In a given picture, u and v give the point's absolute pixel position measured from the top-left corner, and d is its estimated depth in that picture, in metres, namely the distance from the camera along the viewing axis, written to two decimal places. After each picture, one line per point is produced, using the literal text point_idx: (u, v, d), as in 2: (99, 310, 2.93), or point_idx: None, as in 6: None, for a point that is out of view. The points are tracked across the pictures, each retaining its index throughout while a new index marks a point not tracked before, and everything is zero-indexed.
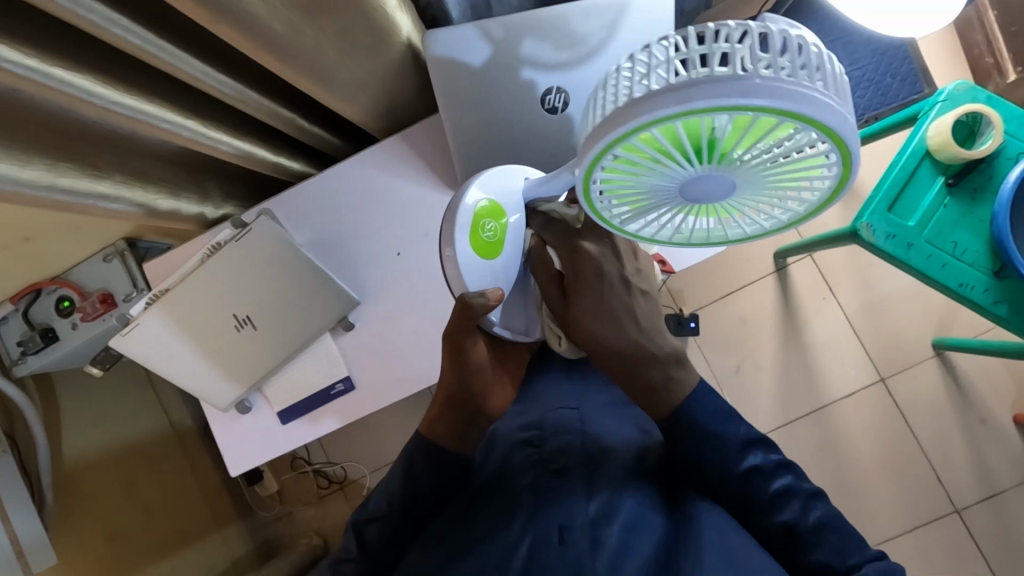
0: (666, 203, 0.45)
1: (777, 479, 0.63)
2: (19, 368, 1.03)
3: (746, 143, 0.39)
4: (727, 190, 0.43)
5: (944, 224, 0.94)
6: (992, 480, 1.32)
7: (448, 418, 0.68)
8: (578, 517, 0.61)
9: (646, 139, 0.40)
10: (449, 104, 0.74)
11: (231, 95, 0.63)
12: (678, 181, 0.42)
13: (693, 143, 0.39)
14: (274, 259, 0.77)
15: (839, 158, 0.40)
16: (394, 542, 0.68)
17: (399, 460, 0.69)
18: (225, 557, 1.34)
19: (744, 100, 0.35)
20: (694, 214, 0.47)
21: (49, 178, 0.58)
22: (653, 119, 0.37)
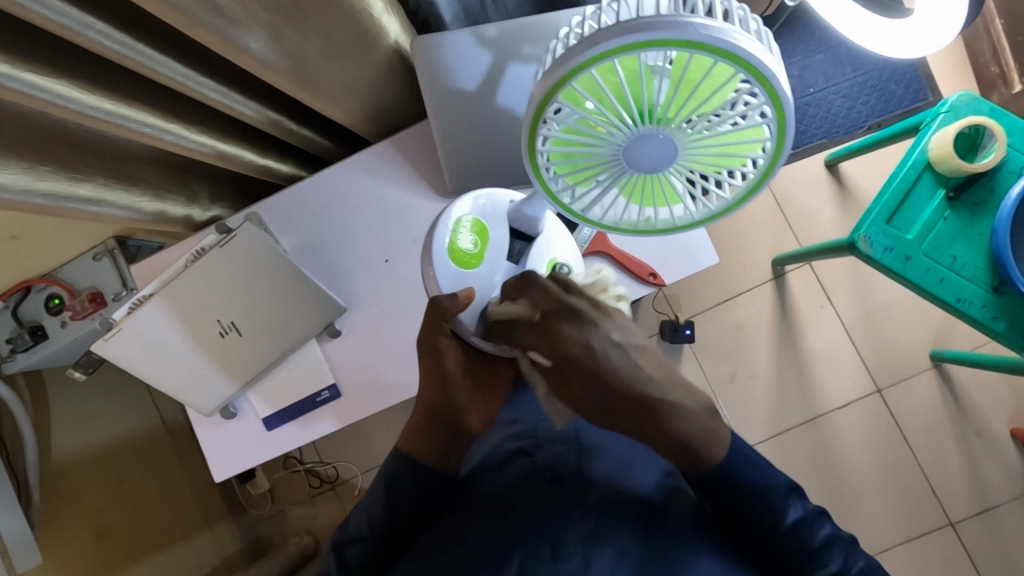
0: (617, 171, 0.47)
1: (819, 528, 0.60)
2: (7, 366, 1.02)
3: (680, 98, 0.41)
4: (674, 151, 0.44)
5: (943, 238, 0.93)
6: (987, 494, 1.30)
7: (431, 433, 0.69)
8: (572, 534, 0.54)
9: (585, 92, 0.42)
10: (437, 107, 0.74)
11: (213, 98, 0.62)
12: (625, 142, 0.44)
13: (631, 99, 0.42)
14: (259, 267, 0.76)
15: (771, 105, 0.41)
16: (379, 564, 0.66)
17: (382, 477, 0.69)
18: (215, 555, 1.34)
19: (661, 40, 0.38)
20: (642, 189, 0.49)
21: (26, 181, 0.57)
22: (588, 60, 0.39)
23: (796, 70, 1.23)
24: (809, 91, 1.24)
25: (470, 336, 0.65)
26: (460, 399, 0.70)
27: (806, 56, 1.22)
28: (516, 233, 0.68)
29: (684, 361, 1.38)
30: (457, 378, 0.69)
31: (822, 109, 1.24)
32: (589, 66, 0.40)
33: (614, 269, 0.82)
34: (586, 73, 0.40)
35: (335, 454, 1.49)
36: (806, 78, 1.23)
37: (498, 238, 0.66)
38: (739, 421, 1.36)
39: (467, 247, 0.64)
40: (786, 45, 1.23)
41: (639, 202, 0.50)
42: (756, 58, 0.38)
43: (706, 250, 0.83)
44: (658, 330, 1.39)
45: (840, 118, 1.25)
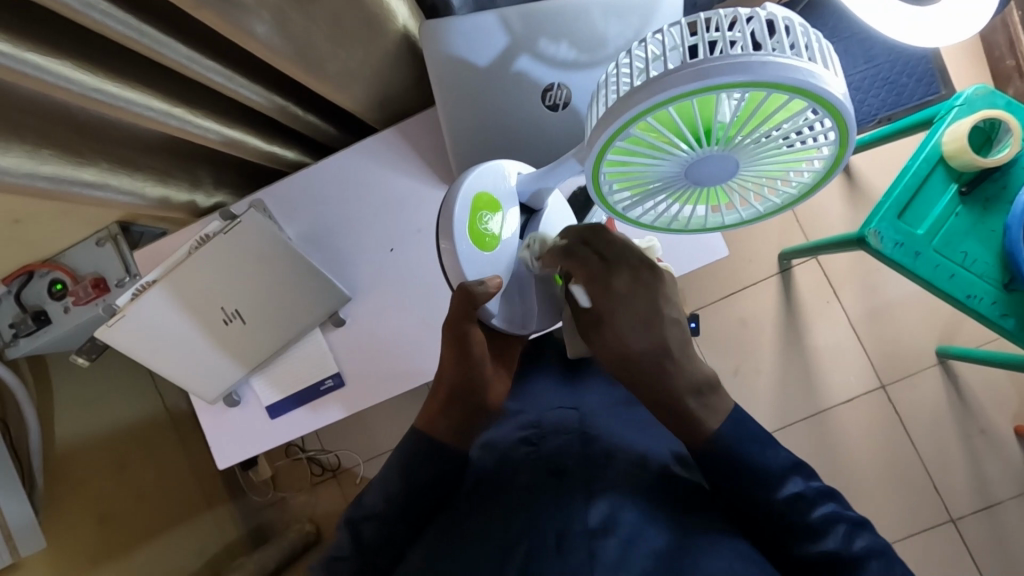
0: (673, 183, 0.48)
1: (820, 506, 0.56)
2: (12, 350, 1.02)
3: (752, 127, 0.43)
4: (733, 166, 0.46)
5: (954, 234, 0.92)
6: (989, 491, 1.30)
7: (451, 412, 0.67)
8: (577, 524, 0.53)
9: (663, 118, 0.43)
10: (445, 85, 0.72)
11: (219, 82, 0.61)
12: (686, 161, 0.45)
13: (701, 122, 0.43)
14: (263, 254, 0.75)
15: (826, 130, 0.43)
16: (392, 543, 0.64)
17: (398, 457, 0.66)
18: (216, 540, 1.35)
19: (761, 80, 0.38)
20: (690, 198, 0.51)
21: (29, 164, 0.57)
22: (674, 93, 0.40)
23: None
24: None
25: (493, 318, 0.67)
26: (479, 377, 0.68)
27: None
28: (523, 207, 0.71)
29: None
30: (478, 355, 0.67)
31: None
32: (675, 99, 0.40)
33: None
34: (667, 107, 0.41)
35: (337, 442, 1.49)
36: None
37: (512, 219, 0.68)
38: None
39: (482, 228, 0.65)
40: None
41: (688, 205, 0.52)
42: (834, 96, 0.40)
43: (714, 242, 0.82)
44: None
45: (852, 110, 1.23)
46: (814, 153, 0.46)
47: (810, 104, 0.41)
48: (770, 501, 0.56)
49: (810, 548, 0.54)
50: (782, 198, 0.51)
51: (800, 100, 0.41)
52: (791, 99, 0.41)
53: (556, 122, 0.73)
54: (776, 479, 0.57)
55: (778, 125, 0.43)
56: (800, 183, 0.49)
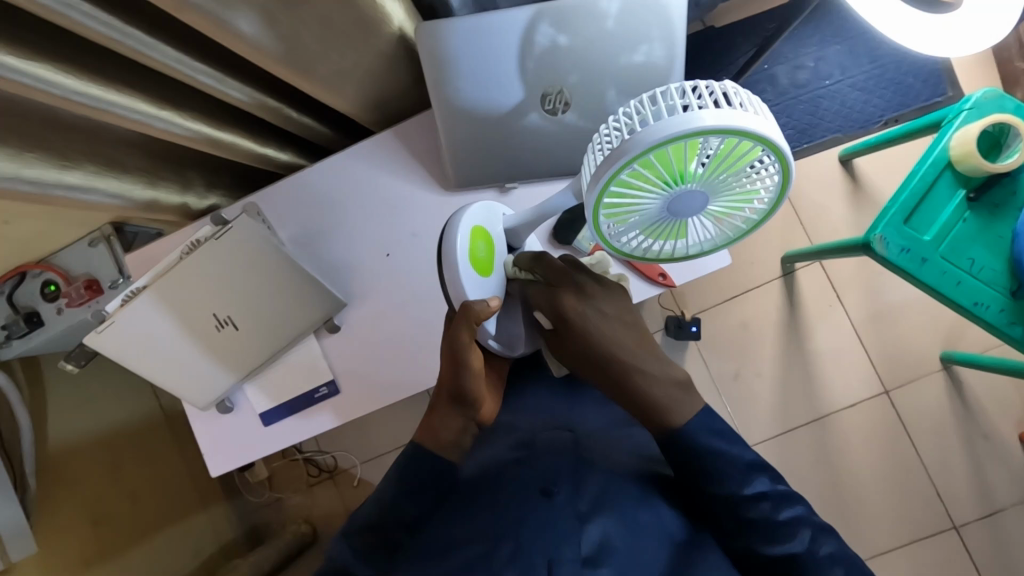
0: (651, 219, 0.51)
1: (786, 508, 0.56)
2: (3, 351, 1.01)
3: (718, 168, 0.47)
4: (703, 204, 0.50)
5: (961, 240, 0.90)
6: (992, 498, 1.29)
7: (449, 420, 0.64)
8: (567, 551, 0.53)
9: (651, 161, 0.46)
10: (442, 88, 0.70)
11: (207, 83, 0.60)
12: (665, 198, 0.49)
13: (681, 166, 0.47)
14: (256, 258, 0.74)
15: (778, 176, 0.48)
16: (382, 555, 0.60)
17: (392, 466, 0.64)
18: (212, 542, 1.34)
19: (733, 130, 0.43)
20: (661, 237, 0.54)
21: (13, 167, 0.55)
22: (662, 139, 0.44)
23: (811, 61, 1.22)
24: (824, 83, 1.23)
25: (488, 339, 0.67)
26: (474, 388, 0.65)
27: (822, 47, 1.22)
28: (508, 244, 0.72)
29: (689, 357, 1.37)
30: (473, 368, 0.63)
31: (836, 101, 1.24)
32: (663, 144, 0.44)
33: (621, 268, 0.81)
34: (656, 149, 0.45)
35: (334, 444, 1.48)
36: (823, 69, 1.23)
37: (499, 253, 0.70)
38: (743, 419, 1.35)
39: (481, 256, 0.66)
40: (805, 33, 1.22)
41: (658, 241, 0.55)
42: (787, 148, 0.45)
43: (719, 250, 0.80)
44: (663, 325, 1.37)
45: (857, 112, 1.24)
46: (766, 200, 0.51)
47: (766, 149, 0.45)
48: (736, 499, 0.57)
49: (772, 548, 0.55)
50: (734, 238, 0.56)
51: (761, 149, 0.46)
52: (755, 147, 0.46)
53: (559, 123, 0.71)
54: (745, 482, 0.57)
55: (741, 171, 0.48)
56: (749, 224, 0.54)
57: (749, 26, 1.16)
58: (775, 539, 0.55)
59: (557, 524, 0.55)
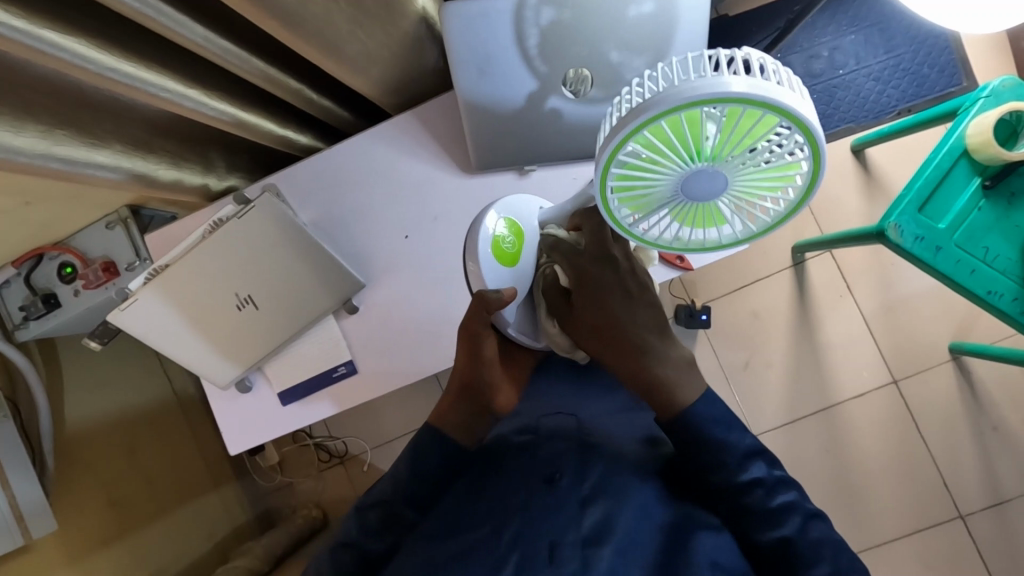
0: (670, 202, 0.50)
1: (779, 494, 0.58)
2: (22, 333, 1.02)
3: (732, 140, 0.45)
4: (724, 184, 0.47)
5: (977, 228, 0.90)
6: (999, 488, 1.30)
7: (461, 406, 0.68)
8: (571, 533, 0.53)
9: (653, 137, 0.45)
10: (461, 76, 0.69)
11: (235, 63, 0.60)
12: (678, 174, 0.47)
13: (692, 139, 0.45)
14: (275, 238, 0.75)
15: (805, 142, 0.44)
16: (390, 529, 0.64)
17: (408, 446, 0.67)
18: (224, 525, 1.36)
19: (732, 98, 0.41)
20: (686, 221, 0.52)
21: (43, 145, 0.56)
22: (663, 111, 0.43)
23: (826, 50, 1.22)
24: (839, 72, 1.23)
25: (508, 326, 0.70)
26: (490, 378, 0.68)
27: (838, 36, 1.22)
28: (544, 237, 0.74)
29: (698, 346, 1.37)
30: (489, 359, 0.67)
31: (851, 91, 1.23)
32: (660, 117, 0.43)
33: None
34: (655, 122, 0.44)
35: (345, 430, 1.49)
36: (838, 58, 1.22)
37: (530, 241, 0.71)
38: (751, 408, 1.35)
39: (507, 249, 0.69)
40: (819, 22, 1.22)
41: (687, 227, 0.52)
42: (806, 115, 0.42)
43: None
44: (673, 314, 1.37)
45: (872, 101, 1.23)
46: (800, 171, 0.46)
47: (782, 117, 0.42)
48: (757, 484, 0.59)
49: (765, 534, 0.57)
50: (777, 224, 0.51)
51: (774, 115, 0.43)
52: (766, 116, 0.43)
53: (580, 106, 0.71)
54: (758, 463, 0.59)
55: (759, 146, 0.45)
56: (783, 210, 0.50)
57: (765, 13, 1.16)
58: (767, 509, 0.57)
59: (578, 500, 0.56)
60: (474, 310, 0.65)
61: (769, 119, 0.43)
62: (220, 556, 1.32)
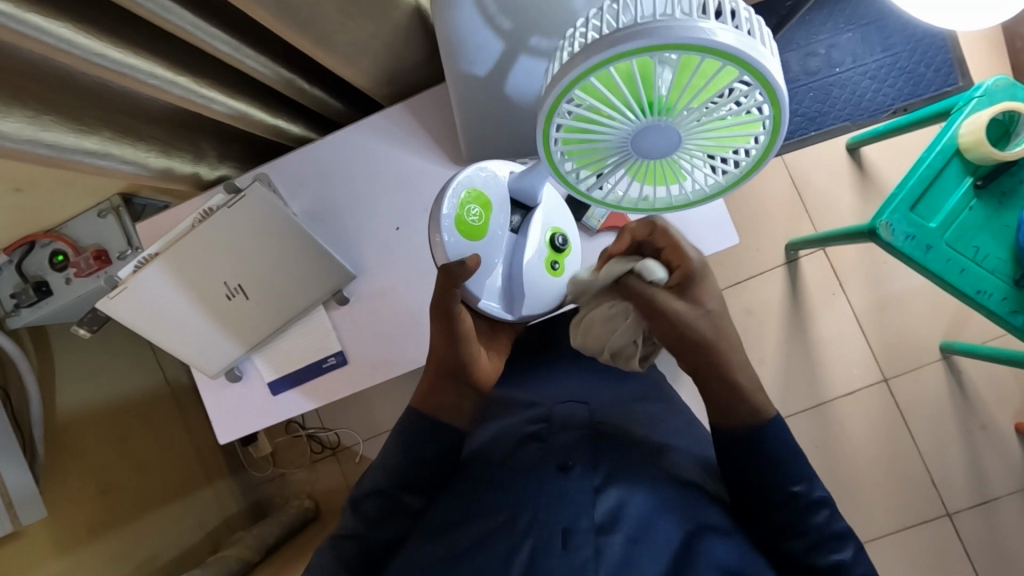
0: (624, 157, 0.48)
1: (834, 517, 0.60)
2: (13, 320, 1.03)
3: (684, 89, 0.42)
4: (676, 137, 0.45)
5: (967, 227, 0.91)
6: (987, 486, 1.31)
7: (443, 387, 0.66)
8: (583, 520, 0.53)
9: (594, 93, 0.43)
10: (460, 86, 0.68)
11: (225, 51, 0.60)
12: (628, 128, 0.45)
13: (637, 90, 0.43)
14: (265, 227, 0.75)
15: (762, 90, 0.42)
16: (398, 517, 0.65)
17: (397, 434, 0.67)
18: (215, 514, 1.37)
19: (667, 47, 0.39)
20: (646, 176, 0.50)
21: (30, 130, 0.56)
22: (605, 61, 0.40)
23: (823, 48, 1.22)
24: (835, 70, 1.23)
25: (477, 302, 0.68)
26: (470, 355, 0.66)
27: (835, 34, 1.22)
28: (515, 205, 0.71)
29: None
30: (467, 334, 0.65)
31: (848, 89, 1.23)
32: (597, 70, 0.41)
33: None
34: (589, 78, 0.42)
35: (337, 421, 1.49)
36: (834, 56, 1.23)
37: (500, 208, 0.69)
38: None
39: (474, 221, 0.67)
40: (816, 20, 1.22)
41: (647, 181, 0.51)
42: (749, 57, 0.39)
43: (725, 231, 0.81)
44: None
45: (867, 100, 1.24)
46: (759, 118, 0.44)
47: (729, 64, 0.40)
48: None
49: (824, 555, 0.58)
50: (744, 170, 0.49)
51: (717, 62, 0.40)
52: (714, 64, 0.40)
53: None
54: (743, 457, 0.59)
55: (710, 93, 0.42)
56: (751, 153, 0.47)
57: (762, 9, 1.16)
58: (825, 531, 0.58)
59: (573, 497, 0.55)
60: (441, 288, 0.63)
61: (714, 65, 0.40)
62: (212, 545, 1.33)
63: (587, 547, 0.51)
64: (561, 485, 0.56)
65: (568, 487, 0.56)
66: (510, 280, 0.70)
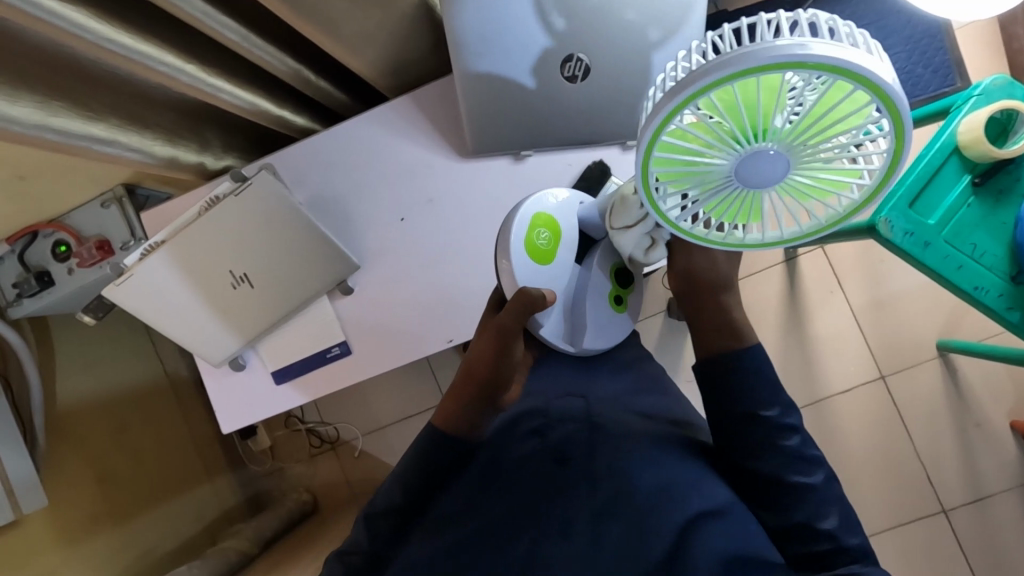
0: (723, 186, 0.45)
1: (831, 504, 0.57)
2: (14, 310, 1.03)
3: (805, 120, 0.41)
4: (783, 165, 0.43)
5: (964, 225, 0.91)
6: (981, 484, 1.32)
7: (474, 410, 0.64)
8: (581, 512, 0.55)
9: (704, 116, 0.42)
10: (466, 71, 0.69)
11: (233, 39, 0.60)
12: (737, 159, 0.43)
13: (748, 115, 0.41)
14: (271, 217, 0.75)
15: (893, 132, 0.41)
16: (405, 531, 0.63)
17: (411, 448, 0.65)
18: (214, 506, 1.37)
19: (783, 66, 0.37)
20: (742, 210, 0.48)
21: (39, 116, 0.57)
22: (734, 75, 0.38)
23: None
24: None
25: (538, 330, 0.70)
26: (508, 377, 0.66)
27: None
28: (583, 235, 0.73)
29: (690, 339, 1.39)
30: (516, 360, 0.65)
31: None
32: (716, 87, 0.39)
33: None
34: (706, 97, 0.40)
35: (337, 415, 1.49)
36: None
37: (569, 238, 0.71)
38: None
39: (542, 244, 0.69)
40: None
41: (735, 215, 0.48)
42: (886, 82, 0.38)
43: None
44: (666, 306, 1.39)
45: None
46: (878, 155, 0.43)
47: (860, 88, 0.38)
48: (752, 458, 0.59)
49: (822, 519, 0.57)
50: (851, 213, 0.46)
51: (851, 88, 0.39)
52: (858, 92, 0.39)
53: (575, 93, 0.71)
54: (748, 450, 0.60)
55: (833, 126, 0.41)
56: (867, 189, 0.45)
57: (763, 8, 1.17)
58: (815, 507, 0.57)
59: (573, 490, 0.57)
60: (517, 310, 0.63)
61: (850, 92, 0.39)
62: (210, 536, 1.33)
63: (586, 534, 0.54)
64: (562, 478, 0.59)
65: (570, 481, 0.58)
66: (572, 310, 0.72)
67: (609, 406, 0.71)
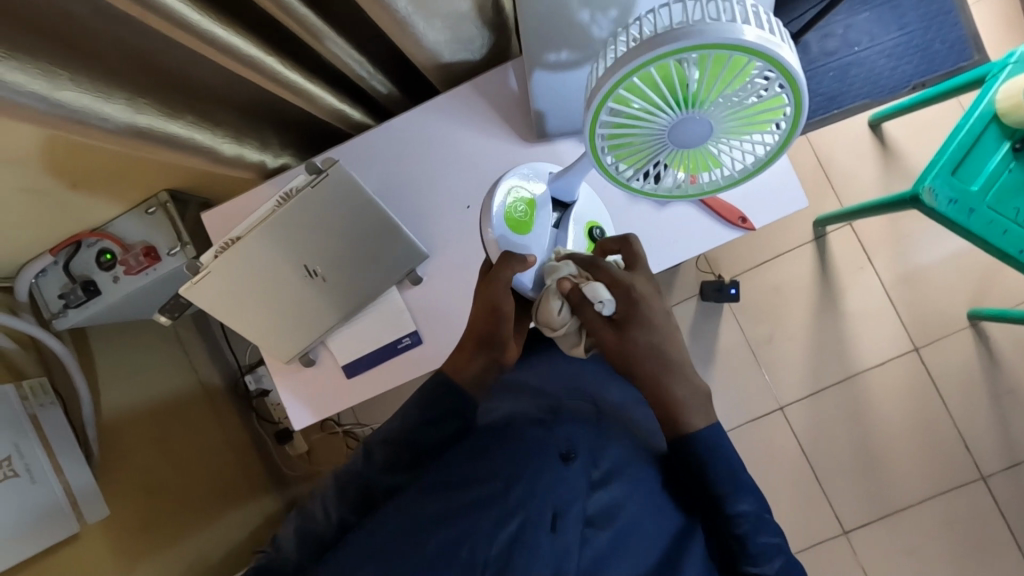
0: (662, 150, 0.53)
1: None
2: (60, 321, 1.01)
3: (714, 82, 0.47)
4: (708, 128, 0.49)
5: (1008, 189, 0.93)
6: (1016, 449, 1.34)
7: (474, 356, 0.68)
8: (571, 509, 0.63)
9: (632, 92, 0.48)
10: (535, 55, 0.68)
11: (312, 30, 0.61)
12: (669, 123, 0.49)
13: (672, 88, 0.47)
14: (344, 210, 0.75)
15: (789, 86, 0.46)
16: (401, 468, 0.67)
17: (419, 390, 0.69)
18: (257, 516, 1.36)
19: (684, 47, 0.44)
20: (681, 165, 0.55)
21: (128, 113, 0.57)
22: (643, 61, 0.45)
23: (840, 28, 1.27)
24: (853, 49, 1.28)
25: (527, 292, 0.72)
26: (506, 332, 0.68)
27: (851, 14, 1.27)
28: (556, 203, 0.76)
29: (724, 322, 1.41)
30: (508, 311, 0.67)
31: (864, 69, 1.28)
32: (636, 71, 0.46)
33: (701, 214, 0.81)
34: (629, 80, 0.47)
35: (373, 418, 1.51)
36: (850, 36, 1.28)
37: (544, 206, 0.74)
38: (776, 381, 1.39)
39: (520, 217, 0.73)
40: None
41: (682, 170, 0.55)
42: (774, 51, 0.43)
43: (796, 192, 0.81)
44: (699, 291, 1.41)
45: (885, 77, 1.28)
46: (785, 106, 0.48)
47: (755, 59, 0.44)
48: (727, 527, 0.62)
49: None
50: (781, 143, 0.52)
51: (744, 57, 0.45)
52: (752, 60, 0.45)
53: None
54: None
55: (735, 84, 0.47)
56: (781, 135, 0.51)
57: None
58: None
59: (564, 484, 0.64)
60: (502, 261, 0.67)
61: (735, 58, 0.44)
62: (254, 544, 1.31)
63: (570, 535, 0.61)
64: (559, 473, 0.65)
65: (565, 477, 0.65)
66: None
67: (619, 420, 0.76)
